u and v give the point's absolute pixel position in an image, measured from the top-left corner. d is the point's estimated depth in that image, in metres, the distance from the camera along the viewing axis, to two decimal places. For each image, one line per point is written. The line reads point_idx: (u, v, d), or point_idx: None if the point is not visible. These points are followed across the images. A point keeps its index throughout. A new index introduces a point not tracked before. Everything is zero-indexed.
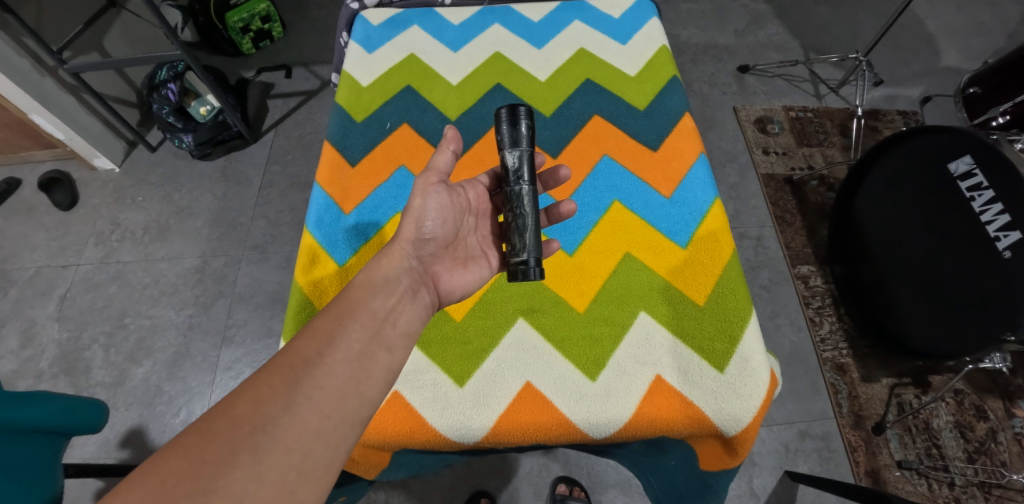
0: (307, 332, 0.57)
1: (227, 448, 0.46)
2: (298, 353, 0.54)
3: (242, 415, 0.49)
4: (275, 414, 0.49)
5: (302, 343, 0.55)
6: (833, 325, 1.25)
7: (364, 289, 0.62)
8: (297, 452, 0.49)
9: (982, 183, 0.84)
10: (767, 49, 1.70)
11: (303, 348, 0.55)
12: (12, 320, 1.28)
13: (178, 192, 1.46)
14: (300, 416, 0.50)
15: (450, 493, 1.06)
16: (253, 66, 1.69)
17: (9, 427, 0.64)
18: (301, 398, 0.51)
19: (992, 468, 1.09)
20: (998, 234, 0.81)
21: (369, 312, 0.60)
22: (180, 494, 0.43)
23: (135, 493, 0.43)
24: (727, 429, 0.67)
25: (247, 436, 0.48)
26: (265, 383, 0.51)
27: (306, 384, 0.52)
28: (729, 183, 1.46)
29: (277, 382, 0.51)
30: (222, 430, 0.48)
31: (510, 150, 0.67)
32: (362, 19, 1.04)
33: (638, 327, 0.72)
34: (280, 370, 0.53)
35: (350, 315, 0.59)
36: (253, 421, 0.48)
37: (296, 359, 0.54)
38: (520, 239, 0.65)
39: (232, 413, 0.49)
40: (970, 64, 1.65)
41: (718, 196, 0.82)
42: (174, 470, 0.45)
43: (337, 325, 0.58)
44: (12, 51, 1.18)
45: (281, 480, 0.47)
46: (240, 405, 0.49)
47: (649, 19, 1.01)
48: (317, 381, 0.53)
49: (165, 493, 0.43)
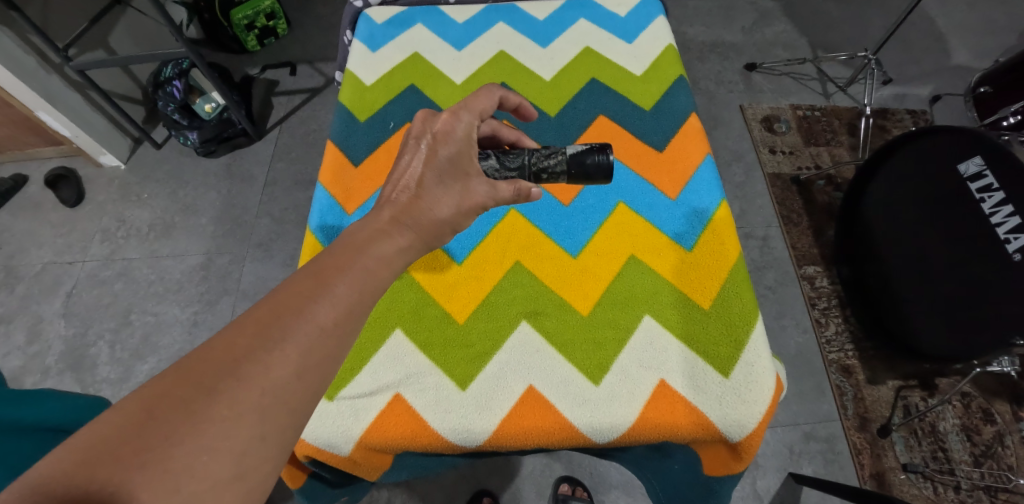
0: (299, 275, 0.45)
1: (218, 393, 0.36)
2: (293, 293, 0.43)
3: (236, 354, 0.38)
4: (275, 357, 0.39)
5: (294, 285, 0.44)
6: (839, 326, 1.24)
7: (349, 249, 0.49)
8: (302, 410, 0.40)
9: (993, 184, 0.80)
10: (775, 47, 1.69)
11: (297, 289, 0.43)
12: (19, 316, 1.28)
13: (183, 189, 1.46)
14: (299, 362, 0.40)
15: (453, 491, 1.07)
16: (258, 63, 1.68)
17: (7, 426, 0.61)
18: (294, 344, 0.40)
19: (999, 472, 1.08)
20: (1008, 236, 0.77)
21: (363, 267, 0.48)
22: (168, 445, 0.34)
23: (107, 439, 0.34)
24: (731, 435, 0.66)
25: (228, 376, 0.37)
26: (259, 319, 0.41)
27: (299, 335, 0.41)
28: (735, 183, 1.45)
29: (274, 321, 0.41)
30: (208, 370, 0.37)
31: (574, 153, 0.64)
32: (365, 18, 1.03)
33: (641, 331, 0.72)
34: (277, 308, 0.42)
35: (347, 267, 0.47)
36: (232, 362, 0.38)
37: (281, 299, 0.42)
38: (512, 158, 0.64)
39: (226, 350, 0.38)
40: (980, 63, 1.63)
41: (724, 198, 0.81)
42: (135, 416, 0.35)
43: (332, 273, 0.46)
44: (15, 46, 1.18)
45: (284, 432, 0.39)
46: (233, 342, 0.39)
47: (655, 17, 1.00)
48: (310, 331, 0.41)
49: (144, 440, 0.34)
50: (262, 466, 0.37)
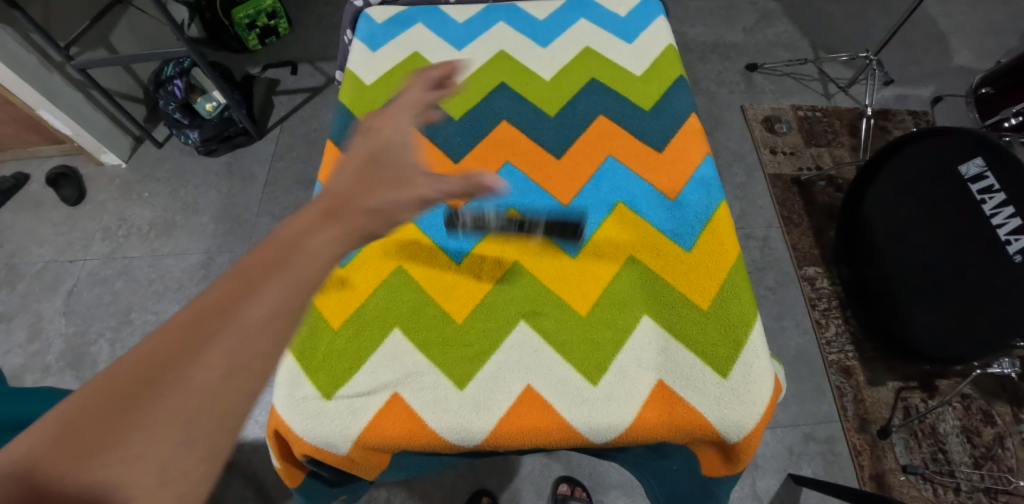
0: (241, 262, 0.37)
1: (142, 403, 0.30)
2: (234, 278, 0.35)
3: (165, 352, 0.32)
4: (206, 352, 0.32)
5: (235, 271, 0.36)
6: (839, 327, 1.24)
7: (298, 236, 0.40)
8: (240, 414, 0.33)
9: (993, 186, 0.83)
10: (776, 47, 1.68)
11: (240, 273, 0.36)
12: (19, 314, 1.29)
13: (184, 188, 1.47)
14: (231, 356, 0.32)
15: (452, 491, 1.07)
16: (259, 62, 1.69)
17: (7, 422, 0.61)
18: (227, 343, 0.33)
19: (999, 473, 1.08)
20: (1009, 237, 0.79)
21: (315, 253, 0.39)
22: (79, 463, 0.28)
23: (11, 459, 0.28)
24: (730, 436, 0.66)
25: (157, 379, 0.31)
26: (197, 310, 0.34)
27: (232, 334, 0.33)
28: (735, 183, 1.45)
29: (210, 313, 0.33)
30: (133, 374, 0.31)
31: (537, 219, 0.80)
32: (365, 17, 1.04)
33: (640, 331, 0.72)
34: (216, 296, 0.34)
35: (295, 254, 0.38)
36: (165, 361, 0.32)
37: (221, 287, 0.35)
38: (480, 213, 0.79)
39: (155, 348, 0.32)
40: (982, 64, 1.62)
41: (724, 199, 0.81)
42: (51, 432, 0.29)
43: (280, 257, 0.37)
44: (18, 46, 1.18)
45: (214, 443, 0.32)
46: (167, 337, 0.32)
47: (655, 17, 1.00)
48: (246, 323, 0.33)
49: (51, 461, 0.28)
50: (191, 480, 0.30)
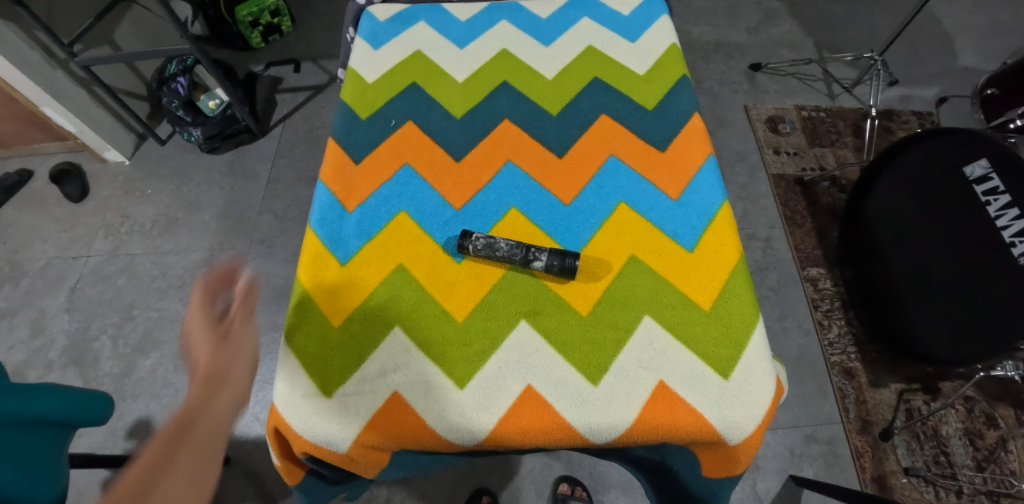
0: (149, 444, 0.59)
1: None
2: (144, 467, 0.57)
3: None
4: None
5: (145, 460, 0.58)
6: (841, 329, 1.24)
7: (186, 418, 0.62)
8: None
9: (998, 187, 0.81)
10: (780, 47, 1.68)
11: (148, 460, 0.58)
12: (22, 310, 1.29)
13: (186, 185, 1.47)
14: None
15: (452, 490, 1.07)
16: (262, 60, 1.69)
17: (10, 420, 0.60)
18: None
19: (1002, 477, 1.07)
20: (1014, 240, 0.78)
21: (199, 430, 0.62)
22: None
23: None
24: (730, 438, 0.66)
25: None
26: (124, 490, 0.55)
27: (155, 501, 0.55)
28: (738, 183, 1.44)
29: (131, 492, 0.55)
30: None
31: (547, 257, 0.75)
32: (368, 15, 1.03)
33: (641, 332, 0.71)
34: (132, 478, 0.56)
35: (185, 431, 0.61)
36: None
37: (135, 471, 0.57)
38: (491, 244, 0.77)
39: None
40: (987, 65, 1.61)
41: (726, 199, 0.81)
42: None
43: (175, 438, 0.60)
44: (21, 42, 1.19)
45: None
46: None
47: (658, 16, 1.00)
48: (175, 485, 0.57)
49: None
50: None
